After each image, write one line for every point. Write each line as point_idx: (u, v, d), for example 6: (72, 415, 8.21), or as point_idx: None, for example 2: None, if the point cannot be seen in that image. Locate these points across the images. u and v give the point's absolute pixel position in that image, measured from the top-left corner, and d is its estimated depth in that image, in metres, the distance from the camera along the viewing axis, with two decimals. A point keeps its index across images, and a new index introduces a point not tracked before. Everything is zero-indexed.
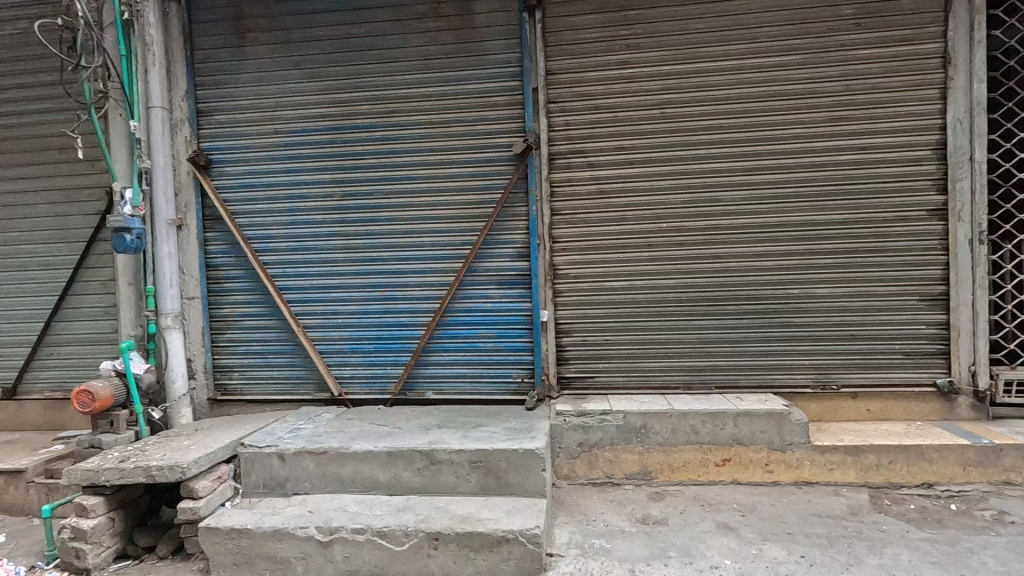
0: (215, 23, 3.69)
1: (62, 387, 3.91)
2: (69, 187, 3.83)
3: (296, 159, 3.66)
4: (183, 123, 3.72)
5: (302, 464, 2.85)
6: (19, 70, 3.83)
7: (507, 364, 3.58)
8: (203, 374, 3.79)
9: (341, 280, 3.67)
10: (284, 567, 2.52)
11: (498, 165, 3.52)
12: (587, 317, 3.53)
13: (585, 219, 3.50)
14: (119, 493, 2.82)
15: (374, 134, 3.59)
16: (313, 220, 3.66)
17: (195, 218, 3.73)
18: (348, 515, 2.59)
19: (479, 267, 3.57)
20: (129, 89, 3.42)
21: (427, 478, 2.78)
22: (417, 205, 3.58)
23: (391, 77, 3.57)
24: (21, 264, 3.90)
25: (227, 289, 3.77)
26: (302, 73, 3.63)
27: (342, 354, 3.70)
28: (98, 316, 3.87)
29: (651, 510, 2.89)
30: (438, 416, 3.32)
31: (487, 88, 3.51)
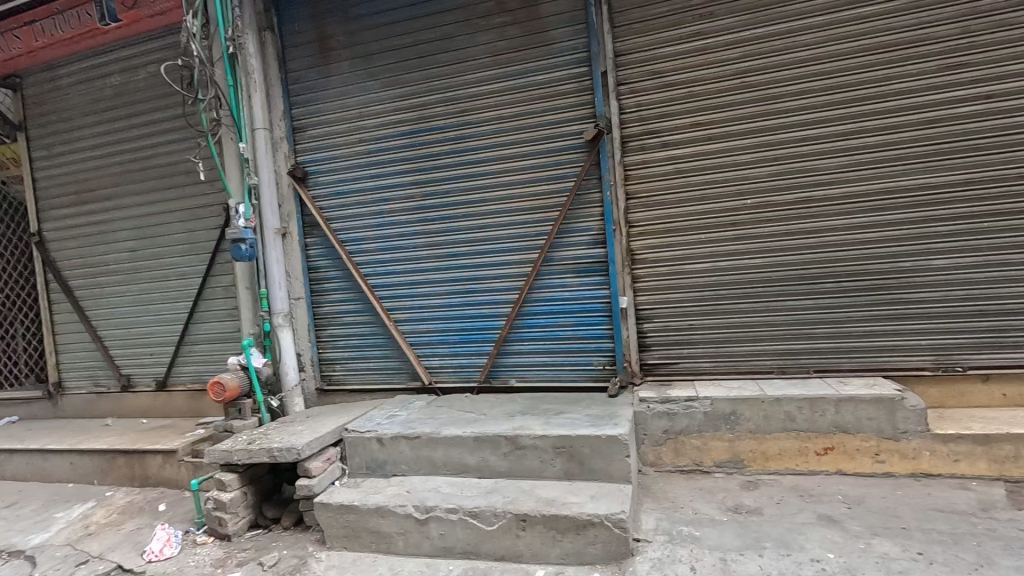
0: (304, 46, 4.03)
1: (200, 380, 4.53)
2: (195, 205, 4.40)
3: (380, 165, 3.91)
4: (282, 140, 4.12)
5: (398, 448, 3.08)
6: (151, 107, 4.43)
7: (588, 352, 3.59)
8: (311, 367, 4.20)
9: (426, 275, 3.88)
10: (387, 541, 2.75)
11: (570, 154, 3.52)
12: (668, 302, 3.44)
13: (662, 201, 3.40)
14: (249, 470, 3.24)
15: (449, 135, 3.74)
16: (397, 221, 3.90)
17: (297, 226, 4.13)
18: (442, 495, 2.77)
19: (556, 257, 3.60)
20: (237, 114, 3.84)
21: (513, 462, 2.89)
22: (493, 200, 3.68)
23: (462, 77, 3.69)
24: (163, 275, 4.55)
25: (327, 289, 4.13)
26: (380, 83, 3.86)
27: (430, 345, 3.92)
28: (224, 317, 4.42)
29: (744, 499, 2.79)
30: (521, 403, 3.42)
31: (555, 78, 3.51)
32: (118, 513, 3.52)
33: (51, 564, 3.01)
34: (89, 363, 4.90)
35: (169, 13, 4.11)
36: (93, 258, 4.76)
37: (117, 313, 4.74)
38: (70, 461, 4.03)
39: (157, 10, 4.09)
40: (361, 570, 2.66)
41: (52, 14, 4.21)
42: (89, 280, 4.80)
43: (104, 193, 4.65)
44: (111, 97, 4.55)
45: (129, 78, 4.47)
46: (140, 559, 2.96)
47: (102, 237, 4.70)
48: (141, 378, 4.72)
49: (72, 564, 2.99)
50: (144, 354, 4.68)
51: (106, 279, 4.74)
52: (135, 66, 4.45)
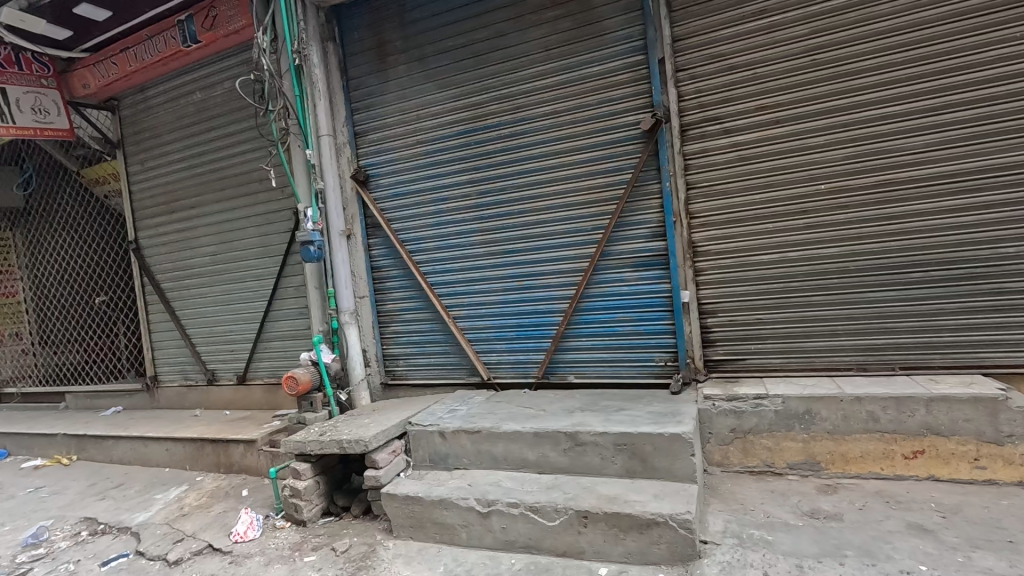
0: (363, 53, 4.18)
1: (276, 374, 4.83)
2: (268, 211, 4.68)
3: (437, 165, 4.00)
4: (345, 145, 4.29)
5: (459, 442, 3.14)
6: (227, 121, 4.76)
7: (648, 348, 3.50)
8: (376, 362, 4.36)
9: (483, 272, 3.93)
10: (451, 533, 2.82)
11: (626, 145, 3.44)
12: (734, 296, 3.29)
13: (725, 190, 3.25)
14: (321, 461, 3.41)
15: (504, 132, 3.76)
16: (455, 219, 3.97)
17: (361, 227, 4.30)
18: (503, 490, 2.81)
19: (613, 251, 3.54)
20: (304, 122, 4.05)
21: (574, 459, 2.87)
22: (549, 196, 3.67)
23: (516, 74, 3.69)
24: (241, 277, 4.88)
25: (390, 288, 4.28)
26: (436, 84, 3.94)
27: (488, 341, 3.96)
28: (295, 316, 4.68)
29: (821, 504, 2.62)
30: (580, 400, 3.40)
31: (611, 68, 3.44)
32: (207, 496, 3.83)
33: (153, 540, 3.32)
34: (180, 359, 5.35)
35: (241, 31, 4.38)
36: (181, 262, 5.18)
37: (202, 313, 5.14)
38: (166, 448, 4.43)
39: (229, 29, 4.39)
40: (426, 559, 2.73)
41: (142, 41, 4.73)
42: (178, 283, 5.23)
43: (189, 203, 5.05)
44: (193, 113, 4.93)
45: (209, 94, 4.82)
46: (227, 540, 3.20)
47: (188, 242, 5.11)
48: (224, 372, 5.10)
49: (170, 541, 3.28)
50: (226, 351, 5.05)
51: (192, 281, 5.15)
52: (214, 83, 4.79)
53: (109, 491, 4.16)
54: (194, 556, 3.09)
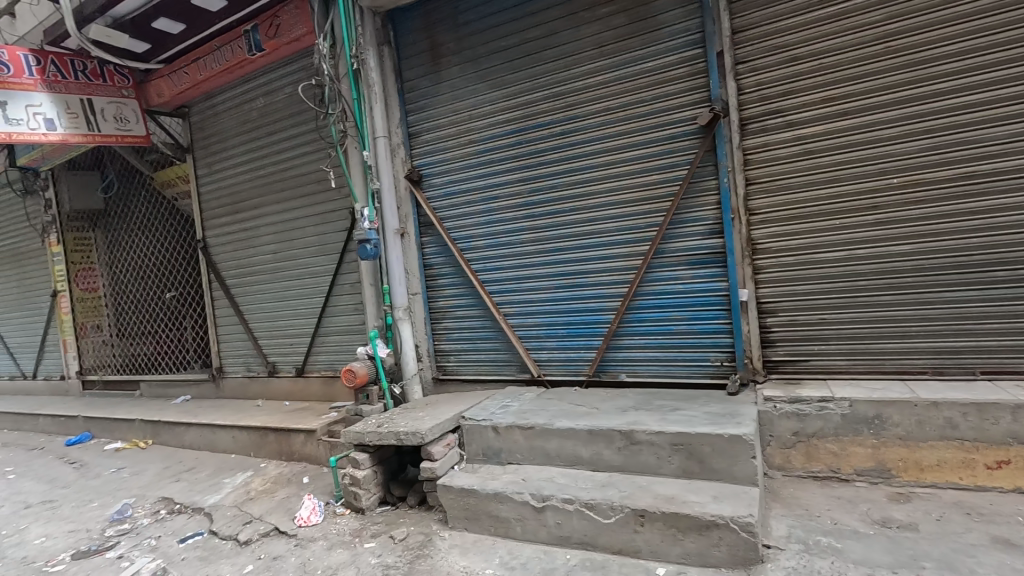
0: (417, 56, 4.28)
1: (332, 367, 5.03)
2: (326, 211, 4.87)
3: (488, 164, 4.05)
4: (399, 146, 4.40)
5: (512, 437, 3.18)
6: (289, 125, 4.98)
7: (704, 348, 3.43)
8: (428, 357, 4.46)
9: (533, 270, 3.95)
10: (505, 526, 2.87)
11: (683, 141, 3.38)
12: (796, 295, 3.18)
13: (787, 185, 3.15)
14: (379, 452, 3.53)
15: (555, 130, 3.76)
16: (506, 218, 4.01)
17: (414, 226, 4.40)
18: (557, 486, 2.83)
19: (667, 249, 3.49)
20: (360, 124, 4.25)
21: (628, 457, 2.85)
22: (601, 193, 3.65)
23: (568, 71, 3.69)
24: (300, 274, 5.10)
25: (442, 285, 4.38)
26: (488, 84, 3.99)
27: (539, 338, 3.99)
28: (351, 312, 4.86)
29: (893, 513, 2.51)
30: (633, 399, 3.37)
31: (666, 63, 3.39)
32: (272, 482, 4.03)
33: (225, 521, 3.54)
34: (243, 351, 5.65)
35: (302, 38, 4.57)
36: (245, 259, 5.46)
37: (264, 308, 5.40)
38: (233, 436, 4.69)
39: (292, 37, 4.59)
40: (482, 551, 2.79)
41: (212, 51, 5.04)
42: (242, 280, 5.52)
43: (252, 204, 5.32)
44: (257, 118, 5.18)
45: (271, 100, 5.06)
46: (292, 524, 3.37)
47: (251, 240, 5.38)
48: (284, 365, 5.35)
49: (240, 523, 3.48)
50: (286, 344, 5.30)
51: (255, 277, 5.42)
52: (275, 89, 5.01)
53: (182, 474, 4.46)
54: (262, 538, 3.27)
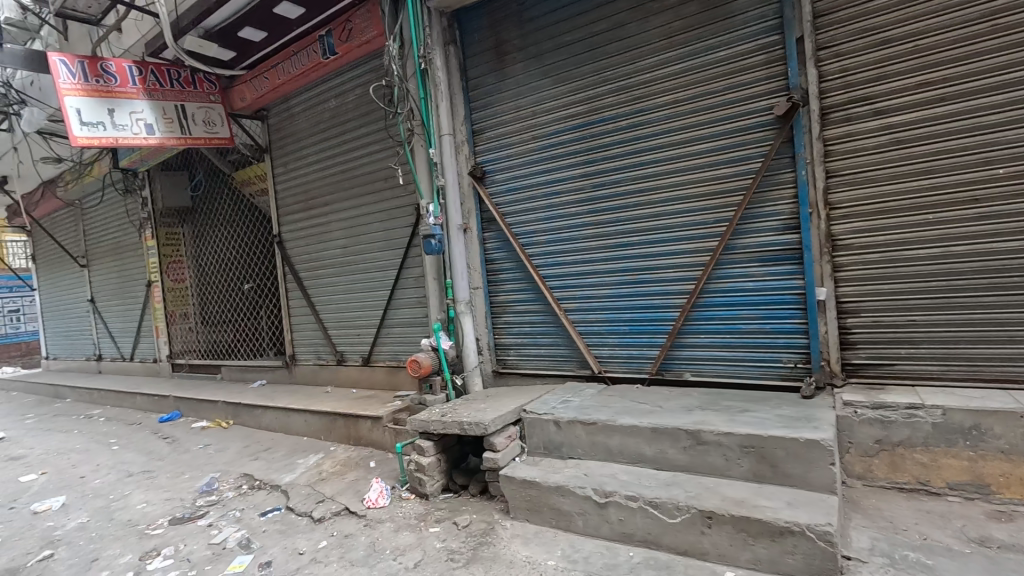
0: (482, 54, 4.35)
1: (396, 358, 5.23)
2: (392, 207, 5.05)
3: (551, 160, 4.06)
4: (463, 143, 4.50)
5: (574, 432, 3.19)
6: (359, 124, 5.20)
7: (775, 348, 3.29)
8: (488, 350, 4.54)
9: (595, 266, 3.93)
10: (567, 520, 2.88)
11: (757, 132, 3.24)
12: (881, 294, 2.99)
13: (873, 178, 2.96)
14: (442, 440, 3.63)
15: (621, 124, 3.72)
16: (568, 213, 4.01)
17: (476, 221, 4.48)
18: (620, 482, 2.81)
19: (738, 245, 3.37)
20: (427, 122, 4.36)
21: (694, 457, 2.79)
22: (667, 188, 3.57)
23: (634, 64, 3.64)
24: (368, 267, 5.32)
25: (502, 280, 4.44)
26: (552, 80, 4.00)
27: (600, 335, 3.97)
28: (415, 304, 5.02)
29: (993, 531, 2.31)
30: (698, 398, 3.29)
31: (740, 51, 3.27)
32: (341, 464, 4.25)
33: (300, 498, 3.78)
34: (314, 341, 5.97)
35: (373, 41, 4.76)
36: (316, 253, 5.76)
37: (334, 300, 5.69)
38: (305, 419, 4.98)
39: (363, 40, 4.79)
40: (544, 542, 2.82)
41: (290, 56, 5.34)
42: (314, 273, 5.84)
43: (324, 200, 5.60)
44: (329, 119, 5.44)
45: (342, 101, 5.29)
46: (362, 504, 3.54)
47: (322, 235, 5.67)
48: (351, 354, 5.61)
49: (314, 501, 3.70)
50: (353, 335, 5.56)
51: (326, 271, 5.71)
52: (346, 90, 5.24)
53: (261, 453, 4.79)
54: (334, 516, 3.46)
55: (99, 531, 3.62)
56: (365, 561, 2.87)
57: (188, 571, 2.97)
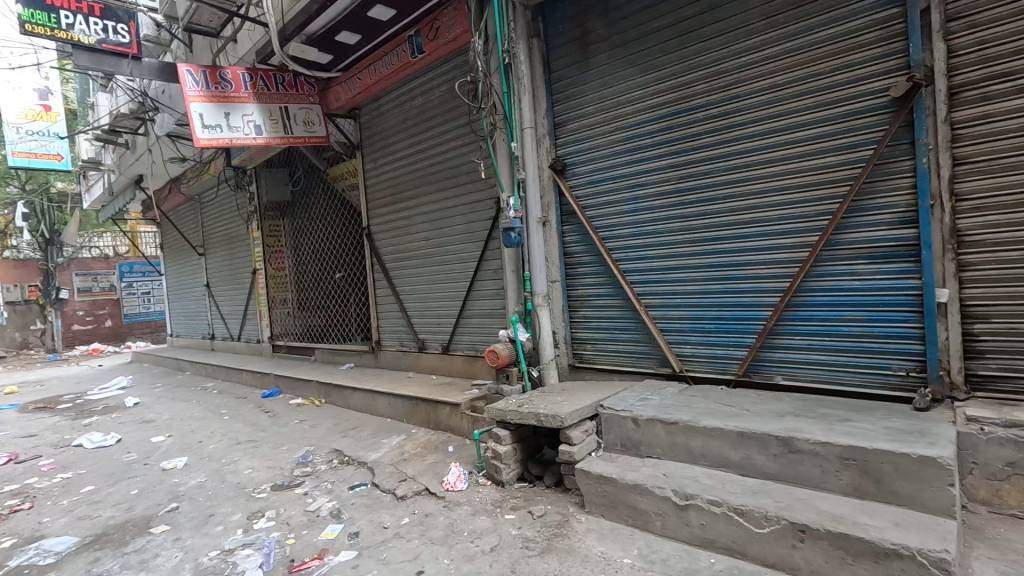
0: (566, 45, 4.32)
1: (474, 348, 5.37)
2: (474, 201, 5.17)
3: (635, 151, 3.96)
4: (545, 136, 4.49)
5: (654, 431, 3.10)
6: (443, 120, 5.36)
7: (883, 354, 3.01)
8: (564, 344, 4.53)
9: (678, 261, 3.80)
10: (645, 519, 2.82)
11: (870, 116, 2.96)
12: (1018, 298, 2.62)
13: (1012, 165, 2.59)
14: (519, 430, 3.69)
15: (711, 112, 3.54)
16: (651, 206, 3.90)
17: (556, 214, 4.47)
18: (702, 485, 2.71)
19: (841, 240, 3.11)
20: (510, 116, 4.40)
21: (786, 466, 2.62)
22: (761, 179, 3.36)
23: (728, 48, 3.45)
24: (449, 259, 5.50)
25: (581, 274, 4.40)
26: (638, 69, 3.88)
27: (682, 332, 3.83)
28: (493, 296, 5.12)
29: None
30: (790, 403, 3.08)
31: (852, 28, 2.99)
32: (422, 447, 4.45)
33: (384, 476, 4.01)
34: (398, 328, 6.28)
35: (458, 38, 4.89)
36: (401, 245, 6.05)
37: (417, 290, 5.94)
38: (390, 402, 5.27)
39: (450, 37, 4.94)
40: (620, 539, 2.78)
41: (381, 57, 5.67)
42: (399, 263, 6.13)
43: (409, 195, 5.86)
44: (415, 115, 5.66)
45: (428, 98, 5.48)
46: (441, 486, 3.69)
47: (407, 228, 5.94)
48: (432, 342, 5.84)
49: (397, 479, 3.91)
50: (434, 323, 5.78)
51: (410, 261, 5.98)
52: (432, 87, 5.42)
53: (349, 431, 5.14)
54: (415, 496, 3.64)
55: (214, 490, 4.07)
56: (444, 540, 2.99)
57: (288, 533, 3.26)
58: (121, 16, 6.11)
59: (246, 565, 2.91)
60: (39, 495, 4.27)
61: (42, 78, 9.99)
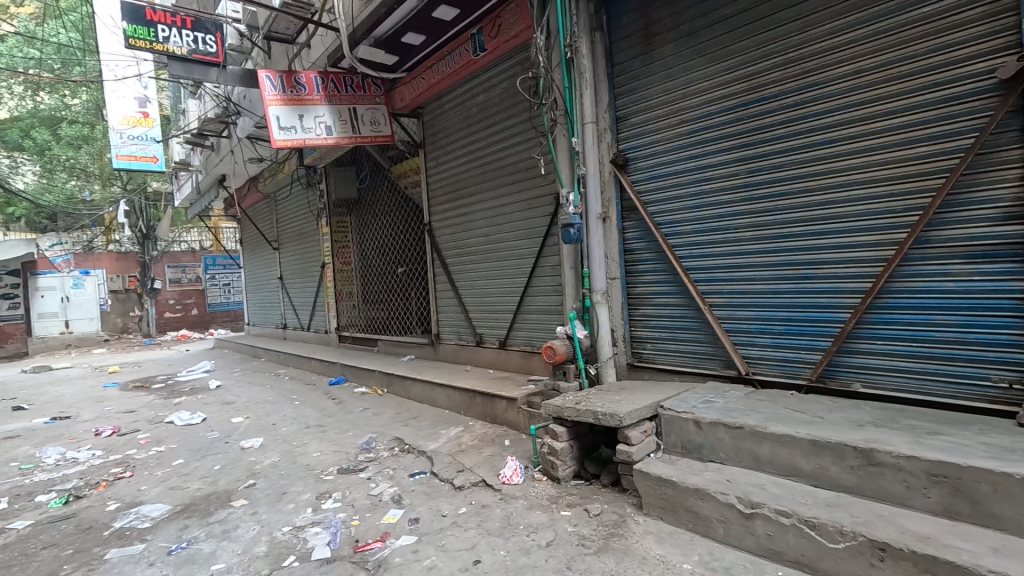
0: (630, 37, 4.23)
1: (530, 343, 5.39)
2: (533, 197, 5.18)
3: (701, 144, 3.82)
4: (606, 131, 4.43)
5: (718, 435, 2.99)
6: (504, 117, 5.40)
7: (981, 363, 2.74)
8: (623, 342, 4.46)
9: (746, 258, 3.63)
10: (706, 525, 2.73)
11: (971, 101, 2.70)
12: None
13: None
14: (576, 427, 3.67)
15: (785, 102, 3.35)
16: (718, 201, 3.74)
17: (616, 210, 4.40)
18: (769, 494, 2.58)
19: (934, 237, 2.85)
20: (571, 111, 4.34)
21: (864, 479, 2.45)
22: (842, 171, 3.14)
23: (805, 33, 3.25)
24: (508, 255, 5.55)
25: (642, 271, 4.31)
26: (706, 58, 3.74)
27: (750, 334, 3.66)
28: (551, 292, 5.12)
29: None
30: (870, 413, 2.87)
31: (951, 5, 2.74)
32: (479, 439, 4.53)
33: (443, 465, 4.12)
34: (456, 322, 6.42)
35: (520, 35, 4.91)
36: (461, 241, 6.17)
37: (476, 284, 6.04)
38: (448, 394, 5.40)
39: (512, 33, 4.97)
40: (679, 544, 2.71)
41: (444, 57, 5.79)
42: (458, 258, 6.26)
43: (470, 192, 5.95)
44: (477, 113, 5.74)
45: (489, 95, 5.53)
46: (497, 479, 3.75)
47: (466, 224, 6.05)
48: (489, 337, 5.92)
49: (455, 470, 4.01)
50: (492, 318, 5.85)
51: (469, 257, 6.08)
52: (493, 84, 5.46)
53: (410, 420, 5.31)
54: (473, 487, 3.71)
55: (287, 470, 4.34)
56: (500, 532, 3.04)
57: (353, 515, 3.43)
58: (209, 28, 6.60)
59: (316, 542, 3.08)
60: (138, 465, 4.74)
61: (142, 88, 11.10)
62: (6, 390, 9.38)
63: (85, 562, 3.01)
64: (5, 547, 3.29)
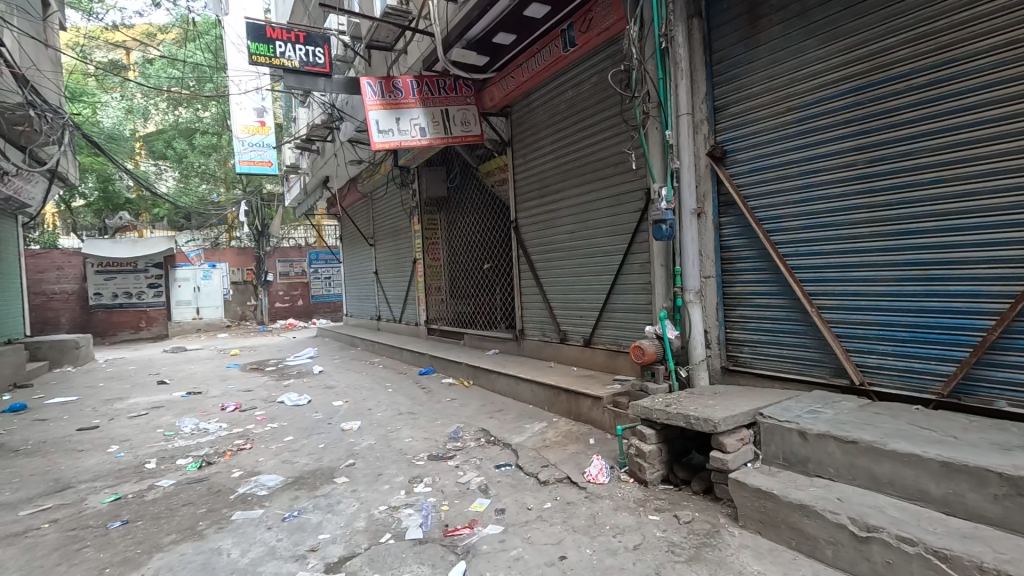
0: (731, 22, 4.00)
1: (616, 342, 5.29)
2: (620, 193, 5.09)
3: (811, 133, 3.52)
4: (703, 122, 4.20)
5: (826, 449, 2.75)
6: (592, 112, 5.34)
7: None
8: (717, 344, 4.23)
9: (862, 258, 3.31)
10: (812, 545, 2.53)
11: None
12: None
13: None
14: (664, 431, 3.55)
15: (914, 82, 3.00)
16: (830, 194, 3.43)
17: (712, 206, 4.18)
18: (888, 518, 2.34)
19: None
20: (665, 103, 4.18)
21: (1009, 511, 2.14)
22: (985, 158, 2.77)
23: (941, 5, 2.90)
24: (593, 253, 5.50)
25: (739, 270, 4.06)
26: (819, 39, 3.44)
27: (866, 340, 3.32)
28: (639, 290, 4.98)
29: None
30: (1018, 435, 2.50)
31: None
32: (563, 435, 4.54)
33: (528, 460, 4.17)
34: (541, 319, 6.45)
35: (612, 27, 4.81)
36: (546, 238, 6.20)
37: (561, 281, 6.04)
38: (532, 389, 5.46)
39: (604, 26, 4.88)
40: (781, 562, 2.53)
41: (534, 54, 5.84)
42: (544, 256, 6.29)
43: (556, 188, 5.95)
44: (565, 108, 5.72)
45: (578, 91, 5.48)
46: (582, 477, 3.73)
47: (552, 220, 6.07)
48: (574, 334, 5.90)
49: (540, 464, 4.05)
50: (577, 316, 5.82)
51: (555, 254, 6.09)
52: (582, 79, 5.42)
53: (495, 413, 5.44)
54: (557, 483, 3.73)
55: (382, 453, 4.64)
56: (587, 530, 3.03)
57: (443, 500, 3.58)
58: (318, 41, 7.25)
59: (409, 522, 3.26)
60: (256, 438, 5.30)
61: (259, 100, 12.32)
62: (153, 366, 10.92)
63: (216, 520, 3.41)
64: (154, 501, 3.82)
